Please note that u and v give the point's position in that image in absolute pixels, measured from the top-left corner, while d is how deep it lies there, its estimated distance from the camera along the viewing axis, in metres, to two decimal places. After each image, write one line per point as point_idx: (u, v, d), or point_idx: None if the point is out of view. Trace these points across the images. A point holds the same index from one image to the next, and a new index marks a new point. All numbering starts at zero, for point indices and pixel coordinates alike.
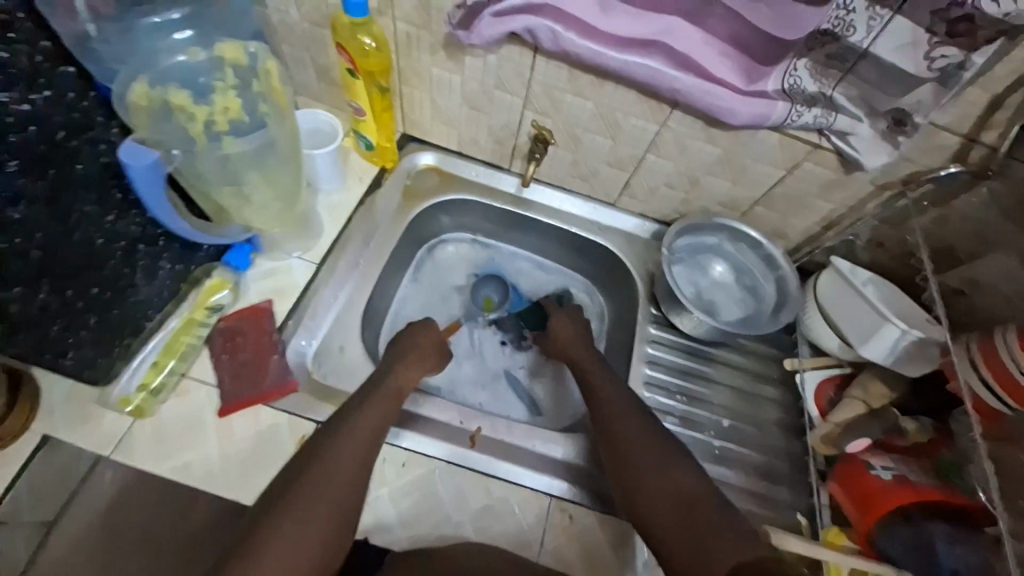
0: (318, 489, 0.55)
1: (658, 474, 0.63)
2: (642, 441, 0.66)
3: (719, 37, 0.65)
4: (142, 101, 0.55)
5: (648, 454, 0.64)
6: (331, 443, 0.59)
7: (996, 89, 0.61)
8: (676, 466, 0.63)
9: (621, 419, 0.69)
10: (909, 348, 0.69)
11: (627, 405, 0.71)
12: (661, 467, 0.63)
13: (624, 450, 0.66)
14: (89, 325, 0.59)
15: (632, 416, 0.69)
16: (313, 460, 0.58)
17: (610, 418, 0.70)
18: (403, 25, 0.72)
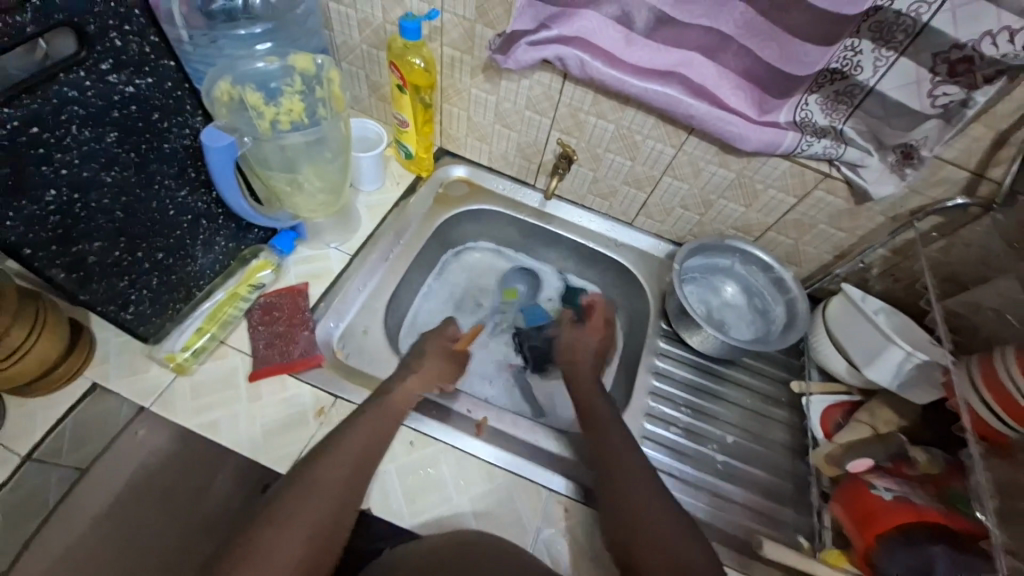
0: (317, 490, 0.58)
1: (656, 544, 0.59)
2: (643, 506, 0.62)
3: (734, 69, 0.70)
4: (224, 96, 0.65)
5: (646, 523, 0.61)
6: (332, 443, 0.62)
7: (999, 126, 0.64)
8: (677, 538, 0.59)
9: (622, 481, 0.65)
10: (914, 371, 0.69)
11: (630, 464, 0.67)
12: (660, 536, 0.59)
13: (620, 514, 0.63)
14: (150, 284, 0.66)
15: (637, 480, 0.65)
16: (316, 457, 0.61)
17: (610, 477, 0.66)
18: (449, 49, 0.82)
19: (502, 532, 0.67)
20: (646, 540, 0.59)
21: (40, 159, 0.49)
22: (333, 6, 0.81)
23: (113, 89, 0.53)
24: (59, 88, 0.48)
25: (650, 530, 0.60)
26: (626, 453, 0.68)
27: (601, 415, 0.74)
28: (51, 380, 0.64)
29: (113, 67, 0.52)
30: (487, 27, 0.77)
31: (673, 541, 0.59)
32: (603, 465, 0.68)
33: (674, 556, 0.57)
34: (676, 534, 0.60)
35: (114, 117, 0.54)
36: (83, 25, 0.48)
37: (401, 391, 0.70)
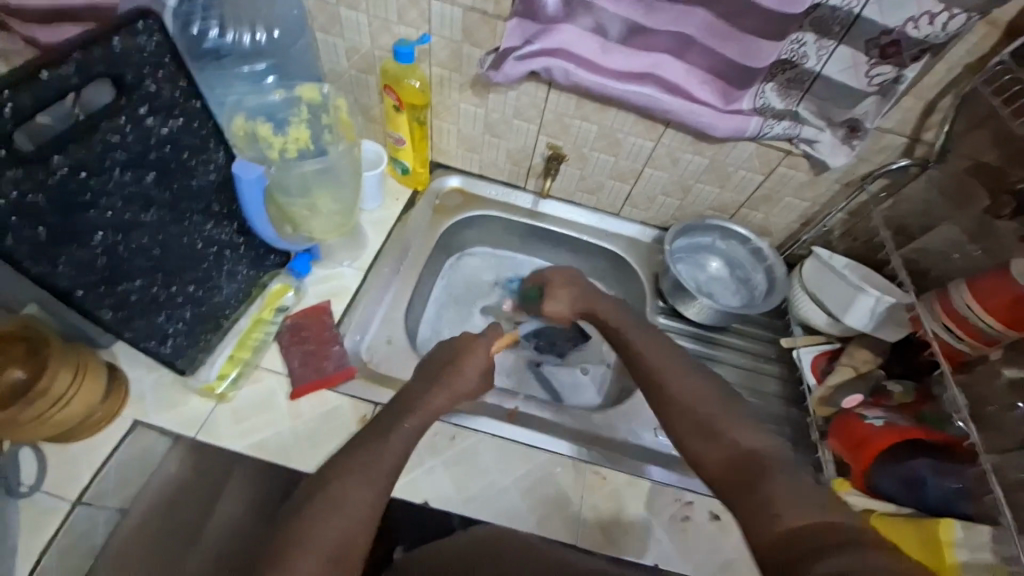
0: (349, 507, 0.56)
1: (716, 434, 0.60)
2: (705, 405, 0.63)
3: (700, 67, 0.79)
4: (240, 130, 0.71)
5: (710, 419, 0.62)
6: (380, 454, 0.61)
7: (927, 96, 0.75)
8: (739, 427, 0.60)
9: (672, 382, 0.67)
10: (885, 313, 0.80)
11: (679, 371, 0.68)
12: (719, 432, 0.60)
13: (680, 412, 0.64)
14: (184, 317, 0.68)
15: (690, 382, 0.66)
16: (349, 468, 0.59)
17: (667, 385, 0.67)
18: (437, 69, 0.88)
19: (547, 505, 0.73)
20: (707, 434, 0.60)
21: (88, 203, 0.52)
22: (320, 37, 0.86)
23: (150, 134, 0.56)
24: (101, 134, 0.51)
25: (712, 425, 0.61)
26: (677, 364, 0.69)
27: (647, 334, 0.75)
28: (93, 421, 0.66)
29: (150, 111, 0.55)
30: (474, 46, 0.83)
31: (737, 432, 0.60)
32: (648, 370, 0.70)
33: (738, 445, 0.58)
34: (740, 425, 0.60)
35: (150, 158, 0.57)
36: (121, 74, 0.51)
37: (455, 383, 0.72)
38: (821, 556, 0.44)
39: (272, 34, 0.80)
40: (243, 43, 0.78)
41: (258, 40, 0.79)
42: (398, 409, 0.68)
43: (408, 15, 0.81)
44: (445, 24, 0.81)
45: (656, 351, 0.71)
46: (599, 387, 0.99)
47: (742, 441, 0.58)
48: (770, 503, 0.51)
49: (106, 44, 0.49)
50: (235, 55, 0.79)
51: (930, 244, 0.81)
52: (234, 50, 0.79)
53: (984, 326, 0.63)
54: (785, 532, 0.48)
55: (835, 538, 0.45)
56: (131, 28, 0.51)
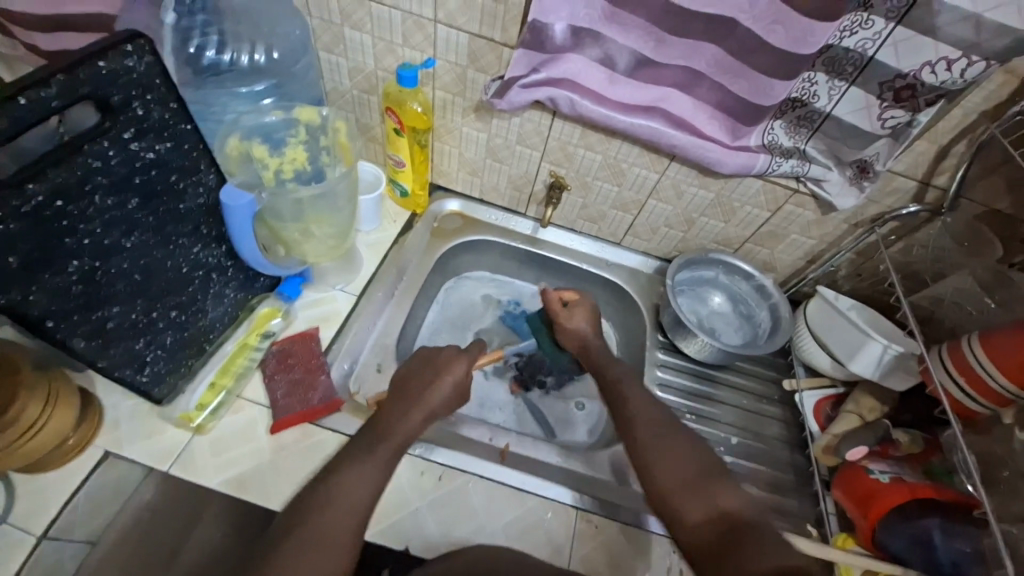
0: (318, 552, 0.52)
1: (698, 495, 0.59)
2: (690, 463, 0.62)
3: (708, 102, 0.78)
4: (234, 152, 0.70)
5: (688, 478, 0.61)
6: (355, 494, 0.58)
7: (940, 141, 0.73)
8: (724, 489, 0.59)
9: (654, 437, 0.65)
10: (892, 362, 0.77)
11: (665, 426, 0.67)
12: (701, 488, 0.59)
13: (660, 471, 0.62)
14: (164, 343, 0.65)
15: (672, 438, 0.65)
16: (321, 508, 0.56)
17: (640, 434, 0.66)
18: (441, 92, 0.86)
19: (537, 554, 0.69)
20: (687, 490, 0.59)
21: (65, 231, 0.50)
22: (323, 57, 0.85)
23: (135, 158, 0.54)
24: (83, 159, 0.49)
25: (690, 482, 0.60)
26: (658, 418, 0.68)
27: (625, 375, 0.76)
28: (63, 451, 0.62)
29: (136, 134, 0.53)
30: (479, 72, 0.82)
31: (720, 493, 0.58)
32: (631, 424, 0.68)
33: (719, 506, 0.57)
34: (721, 488, 0.59)
35: (135, 182, 0.55)
36: (107, 96, 0.49)
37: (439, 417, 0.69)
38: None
39: (271, 55, 0.79)
40: (243, 63, 0.78)
41: (257, 61, 0.78)
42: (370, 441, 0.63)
43: (413, 38, 0.79)
44: (450, 48, 0.79)
45: (640, 405, 0.70)
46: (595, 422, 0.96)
47: (727, 502, 0.57)
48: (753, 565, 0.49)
49: (92, 66, 0.47)
50: (233, 74, 0.79)
51: (943, 292, 0.79)
52: (233, 70, 0.78)
53: (998, 387, 0.60)
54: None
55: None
56: (120, 49, 0.48)
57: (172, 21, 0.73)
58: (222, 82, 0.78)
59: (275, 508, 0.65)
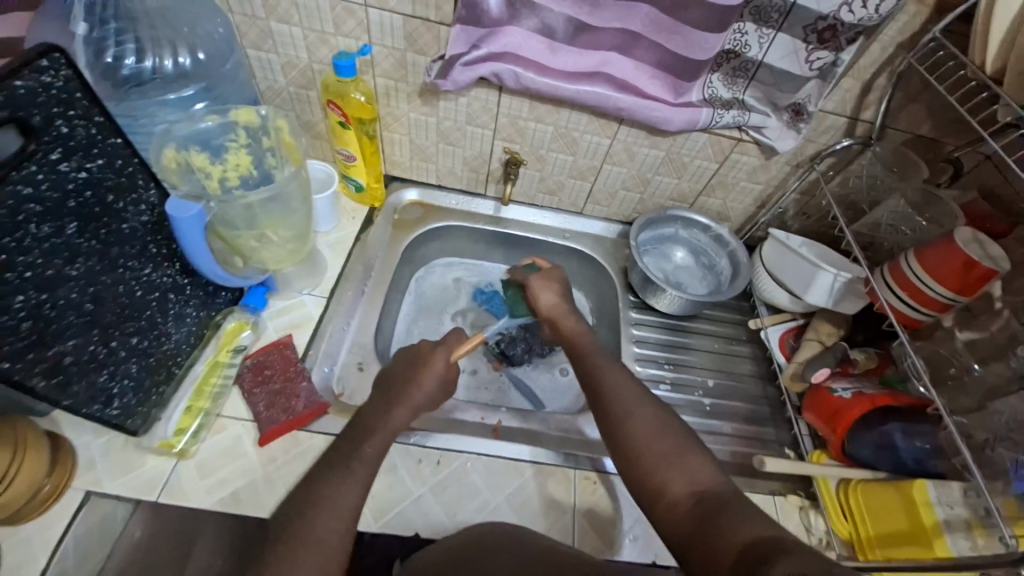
0: (306, 556, 0.52)
1: (672, 467, 0.60)
2: (663, 439, 0.63)
3: (648, 62, 0.79)
4: (171, 163, 0.66)
5: (664, 454, 0.62)
6: (344, 486, 0.58)
7: (864, 77, 0.78)
8: (694, 459, 0.61)
9: (626, 417, 0.66)
10: (843, 288, 0.83)
11: (637, 406, 0.67)
12: (678, 464, 0.61)
13: (635, 451, 0.63)
14: (130, 372, 0.63)
15: (643, 416, 0.66)
16: (312, 511, 0.55)
17: (614, 414, 0.67)
18: (382, 79, 0.84)
19: (544, 518, 0.71)
20: (663, 467, 0.61)
21: (4, 266, 0.46)
22: (252, 54, 0.80)
23: (67, 179, 0.51)
24: (13, 187, 0.46)
25: (666, 458, 0.61)
26: (628, 398, 0.68)
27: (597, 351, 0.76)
28: (39, 500, 0.59)
29: (65, 154, 0.50)
30: (419, 54, 0.80)
31: (690, 464, 0.60)
32: (604, 406, 0.68)
33: (691, 479, 0.59)
34: (692, 462, 0.61)
35: (72, 207, 0.52)
36: (27, 117, 0.46)
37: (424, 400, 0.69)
38: (775, 559, 0.46)
39: (197, 57, 0.75)
40: (167, 69, 0.74)
41: (182, 64, 0.75)
42: (351, 441, 0.63)
43: (345, 26, 0.77)
44: (386, 32, 0.77)
45: (612, 386, 0.70)
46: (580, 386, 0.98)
47: (699, 475, 0.59)
48: (728, 533, 0.52)
49: (9, 87, 0.44)
50: (157, 81, 0.75)
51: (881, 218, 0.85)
52: (157, 77, 0.74)
53: (937, 295, 0.66)
54: (745, 545, 0.50)
55: (785, 542, 0.48)
56: (34, 65, 0.45)
57: (84, 32, 0.68)
58: (145, 90, 0.74)
59: (268, 516, 0.64)
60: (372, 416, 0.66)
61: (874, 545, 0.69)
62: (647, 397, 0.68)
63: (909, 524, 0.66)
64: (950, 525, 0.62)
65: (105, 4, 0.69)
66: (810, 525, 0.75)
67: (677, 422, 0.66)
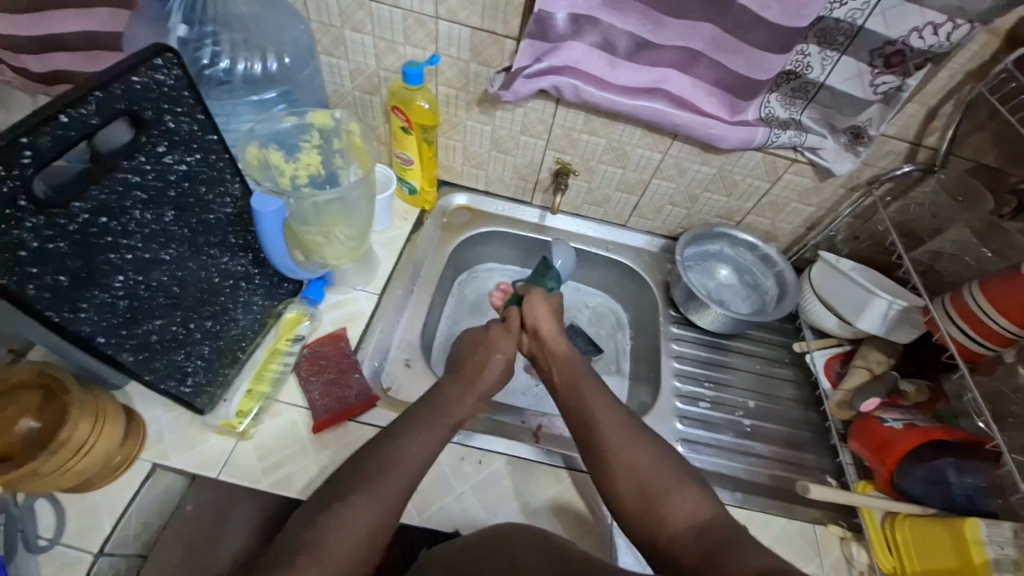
0: (356, 528, 0.55)
1: (669, 502, 0.61)
2: (654, 471, 0.63)
3: (707, 81, 0.80)
4: (253, 161, 0.70)
5: (659, 491, 0.61)
6: (401, 465, 0.60)
7: (929, 103, 0.77)
8: (683, 490, 0.61)
9: (613, 451, 0.65)
10: (897, 316, 0.81)
11: (621, 439, 0.66)
12: (674, 499, 0.61)
13: (625, 487, 0.63)
14: (203, 353, 0.67)
15: (630, 450, 0.65)
16: (370, 483, 0.58)
17: (601, 449, 0.66)
18: (444, 88, 0.88)
19: (580, 524, 0.72)
20: (660, 503, 0.61)
21: (109, 247, 0.51)
22: (324, 60, 0.85)
23: (168, 171, 0.55)
24: (122, 175, 0.51)
25: (662, 495, 0.61)
26: (614, 430, 0.67)
27: (577, 381, 0.74)
28: (112, 467, 0.63)
29: (168, 148, 0.54)
30: (482, 65, 0.83)
31: (687, 498, 0.61)
32: (592, 442, 0.67)
33: (688, 514, 0.60)
34: (683, 494, 0.61)
35: (169, 196, 0.56)
36: (141, 112, 0.51)
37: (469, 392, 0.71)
38: None
39: (282, 61, 0.81)
40: (254, 72, 0.80)
41: (270, 68, 0.80)
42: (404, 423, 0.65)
43: (414, 36, 0.81)
44: (452, 43, 0.81)
45: (599, 417, 0.69)
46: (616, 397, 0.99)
47: (690, 508, 0.60)
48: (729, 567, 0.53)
49: (127, 81, 0.48)
50: (244, 81, 0.80)
51: (942, 247, 0.83)
52: (247, 79, 0.80)
53: (1000, 328, 0.64)
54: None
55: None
56: (150, 63, 0.49)
57: (184, 33, 0.75)
58: (235, 89, 0.80)
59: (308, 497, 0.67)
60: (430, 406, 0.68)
61: None
62: (633, 427, 0.68)
63: (957, 563, 0.64)
64: (1000, 565, 0.60)
65: (205, 8, 0.74)
66: (850, 557, 0.74)
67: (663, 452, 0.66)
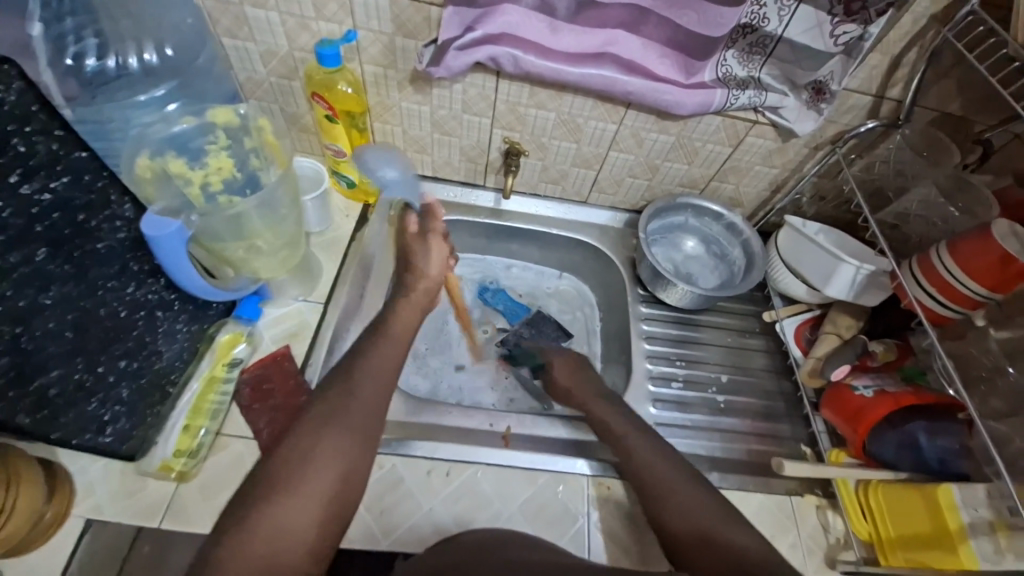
0: (339, 421, 0.55)
1: (708, 542, 0.57)
2: (695, 508, 0.61)
3: (658, 40, 0.74)
4: (146, 173, 0.60)
5: (703, 530, 0.58)
6: (376, 352, 0.62)
7: (893, 51, 0.72)
8: (738, 532, 0.57)
9: (670, 495, 0.63)
10: (864, 281, 0.79)
11: (681, 482, 0.64)
12: (715, 538, 0.57)
13: (679, 535, 0.60)
14: (121, 397, 0.60)
15: (684, 494, 0.63)
16: (354, 373, 0.59)
17: (647, 489, 0.65)
18: (370, 67, 0.78)
19: (556, 525, 0.70)
20: (704, 544, 0.57)
21: None
22: (228, 43, 0.74)
23: (31, 203, 0.47)
24: None
25: (705, 534, 0.58)
26: (669, 472, 0.65)
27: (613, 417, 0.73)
28: (38, 529, 0.56)
29: (25, 176, 0.46)
30: (408, 37, 0.74)
31: (728, 535, 0.57)
32: (638, 483, 0.66)
33: (732, 549, 0.56)
34: (730, 531, 0.58)
35: (38, 231, 0.48)
36: None
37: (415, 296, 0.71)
38: None
39: (164, 53, 0.67)
40: (129, 66, 0.64)
41: (148, 62, 0.66)
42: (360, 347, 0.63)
43: (327, 9, 0.71)
44: (371, 15, 0.71)
45: (638, 458, 0.67)
46: None
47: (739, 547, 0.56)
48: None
49: None
50: (115, 80, 0.64)
51: (908, 208, 0.79)
52: (123, 80, 0.64)
53: (971, 292, 0.62)
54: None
55: None
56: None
57: (39, 33, 0.55)
58: (95, 86, 0.62)
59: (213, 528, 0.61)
60: (383, 355, 0.62)
61: (892, 549, 0.67)
62: (681, 469, 0.66)
63: (931, 528, 0.65)
64: (976, 528, 0.61)
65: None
66: (827, 524, 0.73)
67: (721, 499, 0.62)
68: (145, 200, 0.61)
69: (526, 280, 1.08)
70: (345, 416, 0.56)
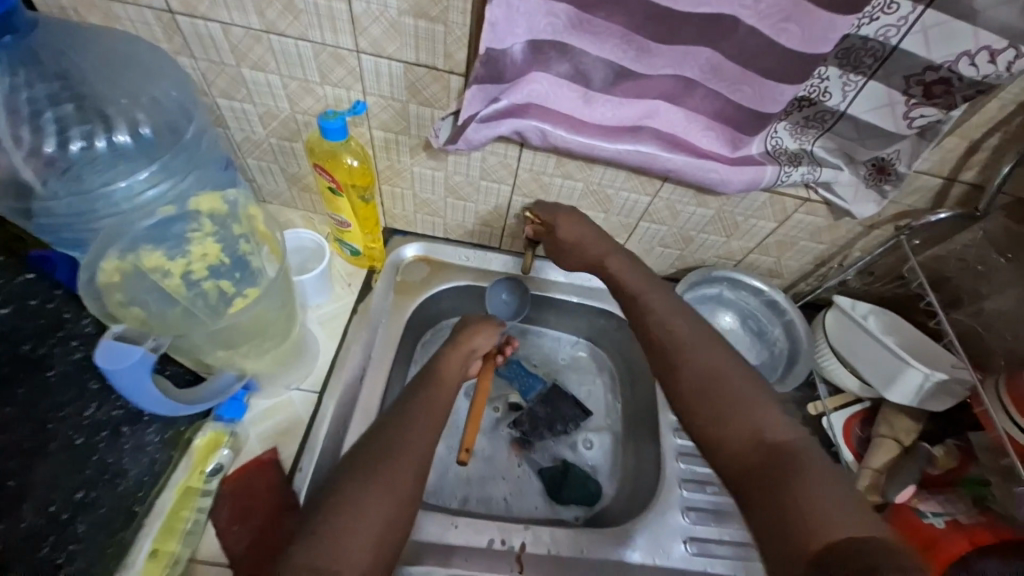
0: (398, 449, 0.54)
1: (730, 410, 0.53)
2: (726, 367, 0.56)
3: (705, 112, 0.64)
4: (113, 275, 0.54)
5: (728, 398, 0.53)
6: (425, 404, 0.61)
7: (972, 135, 0.64)
8: (766, 413, 0.52)
9: (688, 351, 0.58)
10: (932, 388, 0.70)
11: (705, 342, 0.59)
12: (743, 410, 0.52)
13: (701, 423, 0.54)
14: (76, 534, 0.53)
15: (709, 352, 0.58)
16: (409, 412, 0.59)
17: (675, 344, 0.60)
18: (380, 132, 0.70)
19: None
20: (728, 410, 0.53)
21: None
22: (222, 103, 0.66)
23: None
24: None
25: (733, 403, 0.53)
26: (699, 341, 0.59)
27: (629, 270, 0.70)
28: None
29: None
30: (423, 105, 0.66)
31: (760, 411, 0.52)
32: (666, 351, 0.60)
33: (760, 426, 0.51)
34: (763, 405, 0.53)
35: None
36: None
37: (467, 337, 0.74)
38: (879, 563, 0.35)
39: (141, 131, 0.59)
40: (99, 147, 0.57)
41: (119, 144, 0.58)
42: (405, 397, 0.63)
43: (334, 74, 0.62)
44: (382, 81, 0.63)
45: (658, 307, 0.64)
46: (604, 461, 0.90)
47: (764, 427, 0.51)
48: (796, 505, 0.43)
49: None
50: (87, 162, 0.57)
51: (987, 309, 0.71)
52: (90, 164, 0.57)
53: None
54: (822, 548, 0.40)
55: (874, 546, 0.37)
56: None
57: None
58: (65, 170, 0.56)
59: None
60: (433, 399, 0.62)
61: None
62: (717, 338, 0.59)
63: None
64: None
65: (18, 69, 0.52)
66: None
67: (754, 376, 0.56)
68: (107, 316, 0.53)
69: (541, 347, 0.98)
70: (399, 445, 0.55)
